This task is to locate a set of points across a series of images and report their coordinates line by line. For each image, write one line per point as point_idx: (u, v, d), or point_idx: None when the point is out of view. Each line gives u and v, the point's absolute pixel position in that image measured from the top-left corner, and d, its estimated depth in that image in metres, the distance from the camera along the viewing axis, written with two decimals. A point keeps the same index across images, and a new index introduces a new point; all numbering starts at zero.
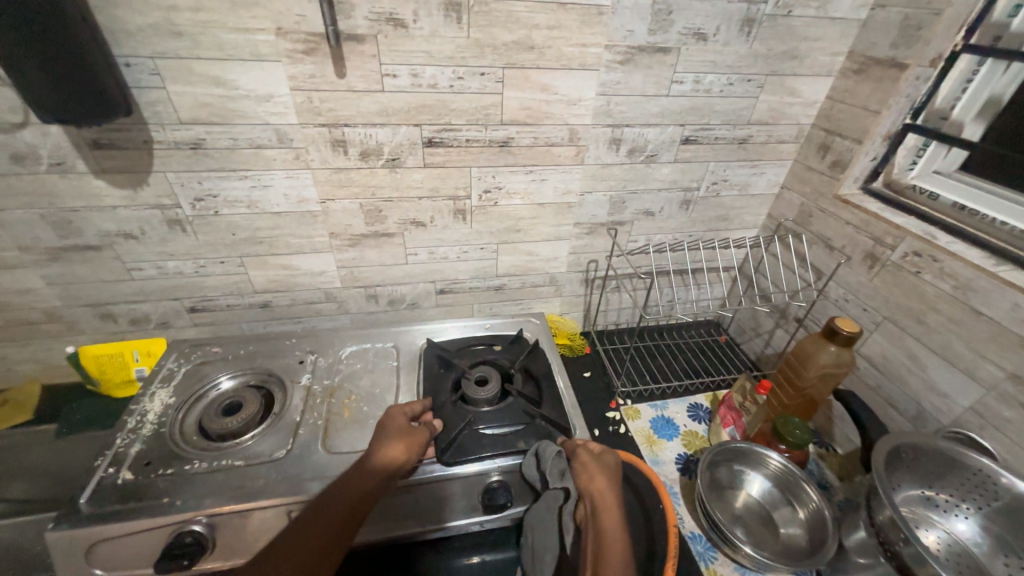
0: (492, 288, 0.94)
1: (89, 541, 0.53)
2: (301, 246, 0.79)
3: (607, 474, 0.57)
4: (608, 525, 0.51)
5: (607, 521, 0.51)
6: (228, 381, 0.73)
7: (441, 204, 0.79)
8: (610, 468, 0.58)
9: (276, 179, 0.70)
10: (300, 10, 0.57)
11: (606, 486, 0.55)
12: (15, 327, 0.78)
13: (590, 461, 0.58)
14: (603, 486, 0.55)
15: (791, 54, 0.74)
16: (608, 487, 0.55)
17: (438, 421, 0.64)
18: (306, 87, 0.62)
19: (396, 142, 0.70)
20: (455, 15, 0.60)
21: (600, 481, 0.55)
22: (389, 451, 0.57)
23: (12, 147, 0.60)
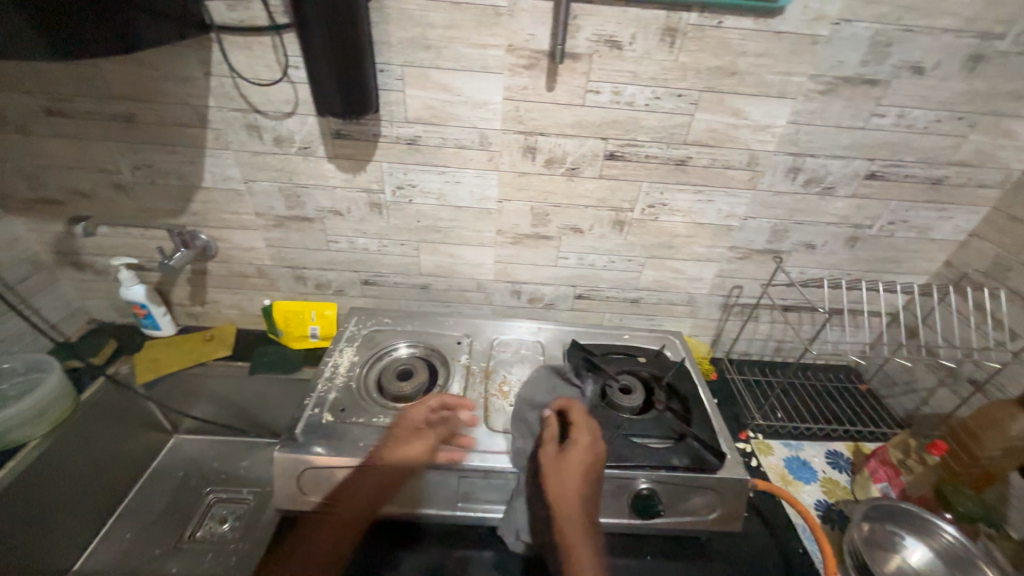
0: (629, 300, 0.95)
1: (299, 468, 0.62)
2: (470, 238, 0.86)
3: (572, 468, 0.59)
4: (565, 517, 0.56)
5: (571, 514, 0.57)
6: (396, 351, 0.82)
7: (604, 215, 0.82)
8: (587, 463, 0.60)
9: (467, 177, 0.78)
10: (533, 30, 0.63)
11: (572, 479, 0.59)
12: (232, 278, 0.93)
13: (559, 457, 0.60)
14: (575, 479, 0.59)
15: (1018, 94, 0.68)
16: (581, 481, 0.59)
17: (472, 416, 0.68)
18: (517, 97, 0.69)
19: (580, 153, 0.74)
20: (669, 39, 0.63)
21: (557, 476, 0.59)
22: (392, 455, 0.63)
23: (277, 132, 0.73)
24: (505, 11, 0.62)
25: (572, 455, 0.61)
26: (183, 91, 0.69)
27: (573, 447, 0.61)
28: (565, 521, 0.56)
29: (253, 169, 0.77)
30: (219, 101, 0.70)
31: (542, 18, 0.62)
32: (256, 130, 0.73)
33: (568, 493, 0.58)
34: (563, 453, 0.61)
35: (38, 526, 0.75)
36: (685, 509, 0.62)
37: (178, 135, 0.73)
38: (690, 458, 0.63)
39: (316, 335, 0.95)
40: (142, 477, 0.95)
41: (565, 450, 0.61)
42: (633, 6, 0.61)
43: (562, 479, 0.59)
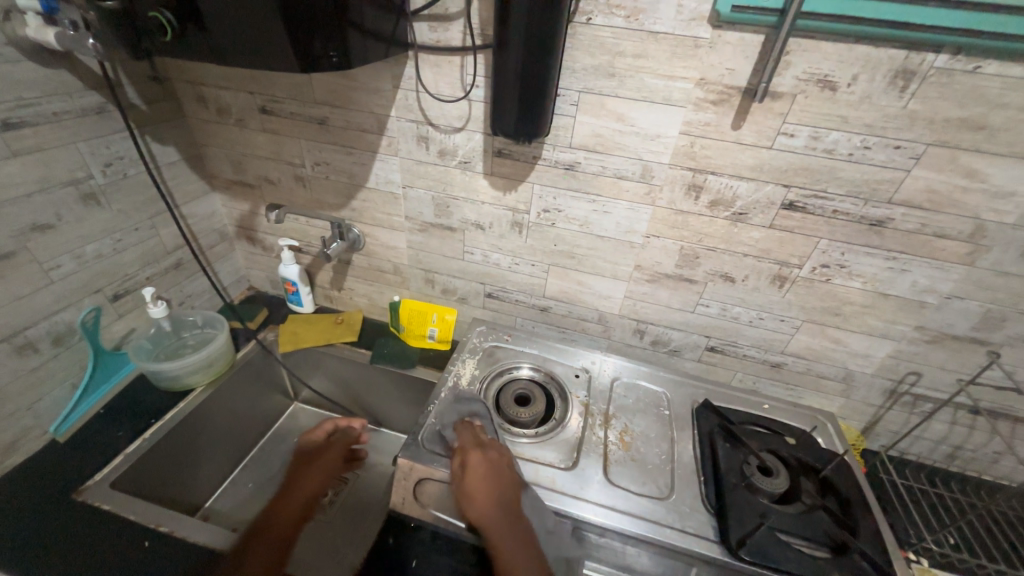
0: (768, 363, 0.84)
1: (411, 475, 0.64)
2: (604, 269, 0.83)
3: (487, 477, 0.60)
4: (488, 528, 0.56)
5: (494, 523, 0.56)
6: (513, 372, 0.81)
7: (764, 267, 0.73)
8: (506, 470, 0.62)
9: (618, 209, 0.74)
10: (732, 65, 0.58)
11: (487, 488, 0.59)
12: (370, 270, 1.00)
13: (471, 469, 0.61)
14: (491, 488, 0.59)
15: None
16: (502, 485, 0.60)
17: (355, 425, 0.85)
18: (695, 133, 0.64)
19: (753, 198, 0.67)
20: (901, 83, 0.55)
21: (474, 489, 0.59)
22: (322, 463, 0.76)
23: (443, 145, 0.76)
24: (706, 44, 0.58)
25: (489, 448, 0.64)
26: (371, 101, 0.75)
27: (487, 454, 0.63)
28: (490, 532, 0.55)
29: (414, 176, 0.82)
30: (400, 112, 0.75)
31: (747, 53, 0.57)
32: (425, 141, 0.77)
33: (486, 502, 0.58)
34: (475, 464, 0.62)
35: (191, 463, 0.86)
36: None
37: (357, 139, 0.80)
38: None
39: (433, 337, 0.98)
40: (266, 435, 1.05)
41: (475, 462, 0.62)
42: (863, 44, 0.53)
43: (483, 487, 0.59)
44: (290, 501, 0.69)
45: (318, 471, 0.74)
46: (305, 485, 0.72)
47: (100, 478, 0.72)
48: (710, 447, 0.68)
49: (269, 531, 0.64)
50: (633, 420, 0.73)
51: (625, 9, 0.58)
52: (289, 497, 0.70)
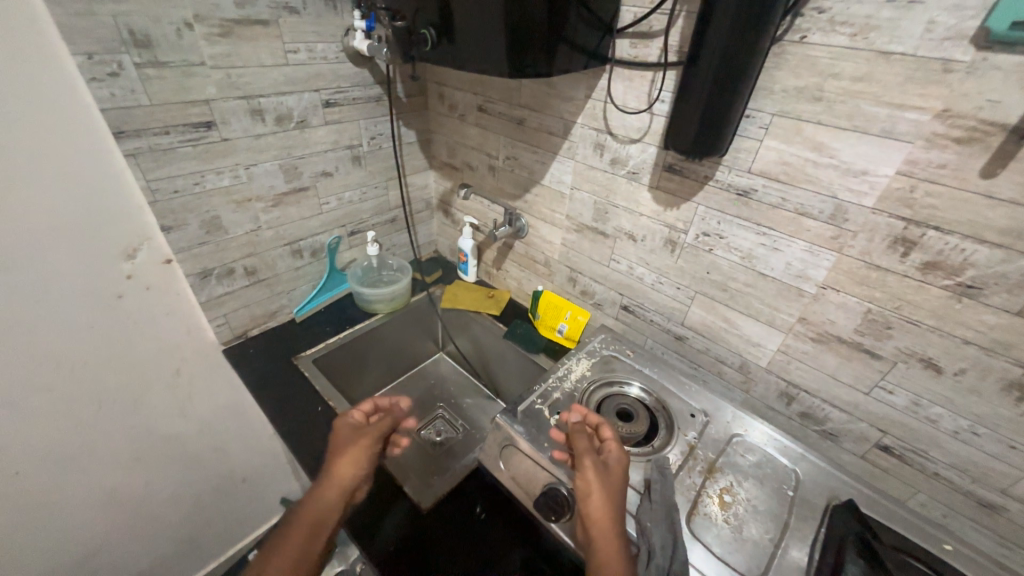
0: (974, 497, 0.62)
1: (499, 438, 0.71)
2: (758, 313, 0.74)
3: (610, 484, 0.59)
4: (602, 529, 0.55)
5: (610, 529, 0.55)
6: (623, 386, 0.80)
7: (994, 365, 0.55)
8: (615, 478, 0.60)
9: (791, 248, 0.66)
10: (1001, 94, 0.45)
11: (615, 494, 0.58)
12: (526, 258, 1.11)
13: (601, 467, 0.60)
14: (607, 496, 0.58)
15: None
16: (614, 501, 0.58)
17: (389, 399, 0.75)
18: (920, 175, 0.52)
19: (997, 271, 0.51)
20: None
21: (606, 488, 0.58)
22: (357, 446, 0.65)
23: (616, 155, 0.80)
24: (961, 68, 0.47)
25: (609, 458, 0.62)
26: (564, 108, 0.84)
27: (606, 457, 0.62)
28: (601, 536, 0.55)
29: (583, 179, 0.88)
30: (586, 119, 0.82)
31: None
32: (601, 148, 0.82)
33: (606, 508, 0.57)
34: (608, 466, 0.61)
35: (361, 367, 1.13)
36: None
37: (544, 140, 0.91)
38: None
39: (562, 332, 1.03)
40: (414, 370, 1.28)
41: (604, 463, 0.61)
42: None
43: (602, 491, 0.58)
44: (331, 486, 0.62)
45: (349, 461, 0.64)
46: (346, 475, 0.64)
47: (309, 353, 1.02)
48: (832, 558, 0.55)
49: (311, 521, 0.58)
50: (742, 485, 0.64)
51: (852, 26, 0.52)
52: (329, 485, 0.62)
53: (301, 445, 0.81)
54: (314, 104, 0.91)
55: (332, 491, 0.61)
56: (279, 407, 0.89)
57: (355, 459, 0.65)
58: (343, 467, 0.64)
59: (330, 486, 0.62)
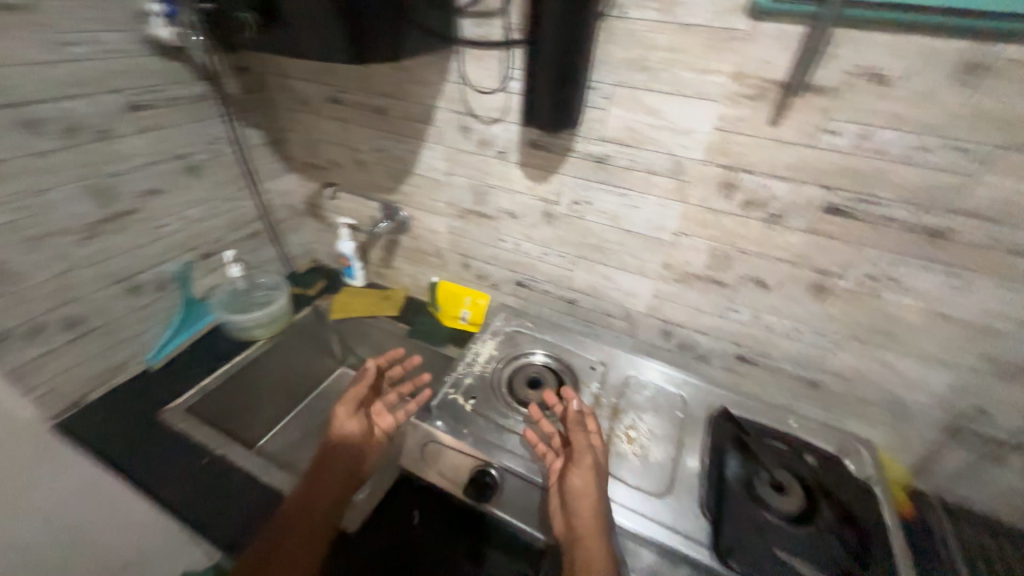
0: (805, 379, 0.78)
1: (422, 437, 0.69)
2: (632, 266, 0.82)
3: (600, 479, 0.59)
4: (591, 529, 0.54)
5: (595, 527, 0.54)
6: (529, 355, 0.84)
7: (801, 274, 0.69)
8: (601, 473, 0.59)
9: (647, 204, 0.74)
10: (772, 56, 0.56)
11: (602, 491, 0.58)
12: (414, 251, 1.08)
13: (598, 464, 0.59)
14: (596, 494, 0.57)
15: None
16: (601, 496, 0.57)
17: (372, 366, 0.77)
18: (729, 128, 0.62)
19: (791, 199, 0.64)
20: (969, 77, 0.49)
21: (597, 485, 0.57)
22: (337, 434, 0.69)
23: (483, 135, 0.81)
24: (742, 36, 0.56)
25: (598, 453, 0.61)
26: (422, 92, 0.82)
27: (596, 453, 0.61)
28: (588, 532, 0.54)
29: (455, 164, 0.87)
30: (446, 103, 0.81)
31: (786, 45, 0.55)
32: (467, 131, 0.82)
33: (596, 505, 0.56)
34: (599, 463, 0.60)
35: (248, 404, 0.99)
36: None
37: (409, 128, 0.88)
38: None
39: (466, 319, 1.03)
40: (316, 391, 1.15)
41: (598, 459, 0.60)
42: (921, 35, 0.49)
43: (592, 489, 0.57)
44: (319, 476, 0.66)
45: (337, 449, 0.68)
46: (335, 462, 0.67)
47: (179, 403, 0.86)
48: (716, 458, 0.66)
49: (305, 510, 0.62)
50: (644, 419, 0.72)
51: (659, 2, 0.59)
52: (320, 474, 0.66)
53: (187, 511, 0.69)
54: (117, 107, 0.75)
55: (331, 478, 0.65)
56: (148, 476, 0.74)
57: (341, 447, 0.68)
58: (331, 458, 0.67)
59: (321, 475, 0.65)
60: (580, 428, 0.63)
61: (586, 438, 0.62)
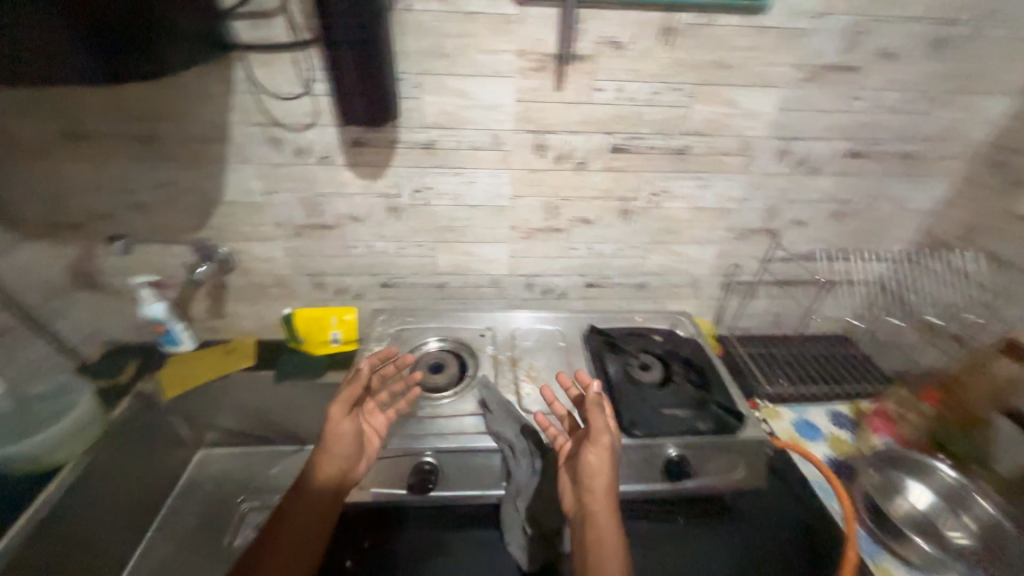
0: (636, 285, 1.00)
1: None
2: (484, 236, 0.90)
3: (612, 459, 0.59)
4: (602, 508, 0.56)
5: (607, 505, 0.56)
6: (419, 347, 0.85)
7: (610, 204, 0.86)
8: (615, 452, 0.60)
9: (481, 177, 0.81)
10: (542, 35, 0.68)
11: (613, 469, 0.59)
12: (249, 290, 0.94)
13: (613, 442, 0.59)
14: (608, 477, 0.57)
15: (971, 73, 0.76)
16: (613, 476, 0.58)
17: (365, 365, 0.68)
18: (528, 98, 0.73)
19: (588, 147, 0.79)
20: (667, 38, 0.69)
21: (611, 467, 0.58)
22: (327, 440, 0.62)
23: (297, 143, 0.76)
24: (515, 19, 0.67)
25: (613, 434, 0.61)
26: (206, 108, 0.72)
27: (611, 435, 0.60)
28: (600, 510, 0.56)
29: (273, 180, 0.80)
30: (242, 116, 0.73)
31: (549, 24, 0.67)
32: (277, 142, 0.75)
33: (608, 485, 0.57)
34: (613, 445, 0.60)
35: (84, 542, 0.76)
36: (711, 466, 0.68)
37: (200, 152, 0.76)
38: (715, 422, 0.71)
39: (338, 340, 0.95)
40: (176, 490, 0.95)
41: (610, 439, 0.59)
42: (632, 10, 0.67)
43: (607, 470, 0.58)
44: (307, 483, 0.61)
45: (328, 455, 0.61)
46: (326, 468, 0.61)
47: None
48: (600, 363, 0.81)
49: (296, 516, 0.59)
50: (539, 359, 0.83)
51: None
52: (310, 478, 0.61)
53: None
54: None
55: (323, 482, 0.60)
56: None
57: (334, 452, 0.62)
58: (320, 463, 0.61)
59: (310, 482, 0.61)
60: (599, 410, 0.61)
61: (603, 416, 0.60)
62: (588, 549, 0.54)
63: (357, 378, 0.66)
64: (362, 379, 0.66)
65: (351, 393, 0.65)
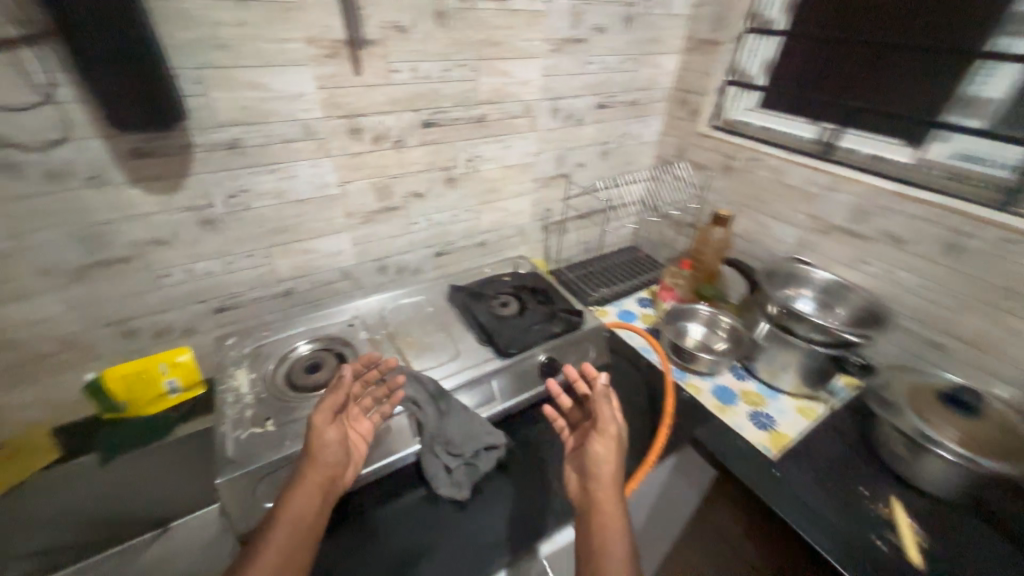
0: (477, 244, 1.13)
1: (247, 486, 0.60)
2: (322, 229, 0.89)
3: (614, 450, 0.60)
4: (609, 500, 0.55)
5: (614, 496, 0.56)
6: (286, 354, 0.81)
7: (435, 175, 0.95)
8: (619, 444, 0.62)
9: (301, 169, 0.80)
10: (326, 21, 0.71)
11: (617, 460, 0.60)
12: (15, 368, 0.73)
13: (620, 433, 0.62)
14: (614, 466, 0.59)
15: (652, 39, 1.09)
16: (617, 465, 0.59)
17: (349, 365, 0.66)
18: (329, 84, 0.75)
19: (400, 126, 0.86)
20: (442, 20, 0.80)
21: (616, 457, 0.60)
22: (319, 443, 0.58)
23: (48, 165, 0.62)
24: (294, 7, 0.68)
25: (619, 426, 0.63)
26: None
27: (616, 427, 0.62)
28: (605, 498, 0.56)
29: (20, 217, 0.63)
30: None
31: (331, 12, 0.70)
32: (14, 168, 0.60)
33: (613, 472, 0.58)
34: (618, 436, 0.62)
35: None
36: (571, 357, 0.88)
37: None
38: (566, 324, 0.91)
39: (176, 387, 0.84)
40: None
41: (614, 431, 0.62)
42: None
43: (611, 457, 0.60)
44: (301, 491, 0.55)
45: (322, 457, 0.58)
46: (319, 471, 0.57)
47: None
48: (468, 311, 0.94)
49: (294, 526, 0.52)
50: (415, 327, 0.90)
51: None
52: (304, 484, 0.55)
53: None
54: None
55: (310, 492, 0.55)
56: None
57: (328, 453, 0.59)
58: (314, 468, 0.57)
59: (305, 489, 0.55)
60: (606, 403, 0.64)
61: (612, 408, 0.63)
62: (589, 537, 0.52)
63: (344, 379, 0.63)
64: (345, 385, 0.63)
65: (341, 396, 0.62)
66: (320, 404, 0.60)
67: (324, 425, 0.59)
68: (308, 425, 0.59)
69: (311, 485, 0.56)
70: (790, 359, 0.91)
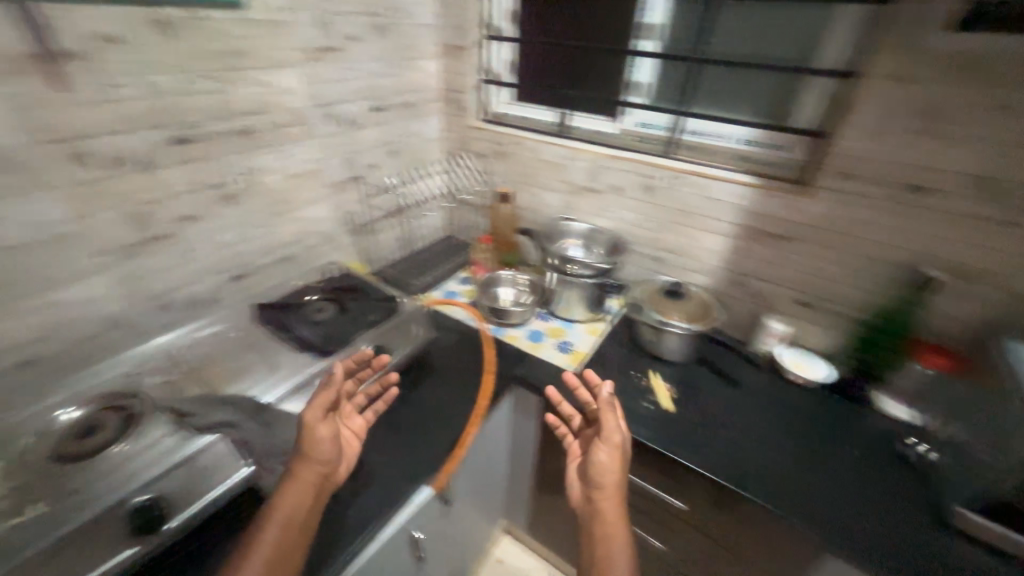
0: (279, 259, 1.09)
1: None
2: (61, 276, 0.75)
3: (613, 465, 0.70)
4: (611, 511, 0.67)
5: (616, 508, 0.68)
6: (43, 429, 0.67)
7: (206, 195, 0.89)
8: (620, 454, 0.71)
9: (7, 208, 0.67)
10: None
11: (616, 473, 0.70)
12: None
13: (622, 442, 0.71)
14: (615, 479, 0.69)
15: (409, 47, 1.20)
16: (617, 475, 0.70)
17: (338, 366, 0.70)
18: (23, 105, 0.64)
19: (143, 145, 0.78)
20: (166, 30, 0.75)
21: (618, 473, 0.70)
22: (311, 443, 0.64)
23: None
24: None
25: (622, 436, 0.72)
26: None
27: (618, 440, 0.71)
28: (611, 514, 0.67)
29: None
30: None
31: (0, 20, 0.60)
32: None
33: (614, 483, 0.69)
34: (619, 444, 0.71)
35: None
36: (398, 341, 0.94)
37: None
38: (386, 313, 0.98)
39: None
40: None
41: (616, 445, 0.71)
42: (107, 4, 0.68)
43: (612, 469, 0.70)
44: (291, 489, 0.62)
45: (315, 457, 0.64)
46: (309, 472, 0.64)
47: None
48: (283, 323, 0.93)
49: (282, 516, 0.60)
50: (221, 355, 0.84)
51: None
52: (292, 484, 0.62)
53: None
54: None
55: (303, 485, 0.62)
56: None
57: (317, 456, 0.64)
58: (303, 466, 0.64)
59: (296, 484, 0.62)
60: (610, 414, 0.72)
61: (615, 419, 0.72)
62: (595, 547, 0.65)
63: (334, 379, 0.68)
64: (334, 384, 0.68)
65: (331, 398, 0.67)
66: (313, 404, 0.66)
67: (316, 425, 0.65)
68: (300, 423, 0.65)
69: (299, 484, 0.62)
70: (573, 295, 1.15)
